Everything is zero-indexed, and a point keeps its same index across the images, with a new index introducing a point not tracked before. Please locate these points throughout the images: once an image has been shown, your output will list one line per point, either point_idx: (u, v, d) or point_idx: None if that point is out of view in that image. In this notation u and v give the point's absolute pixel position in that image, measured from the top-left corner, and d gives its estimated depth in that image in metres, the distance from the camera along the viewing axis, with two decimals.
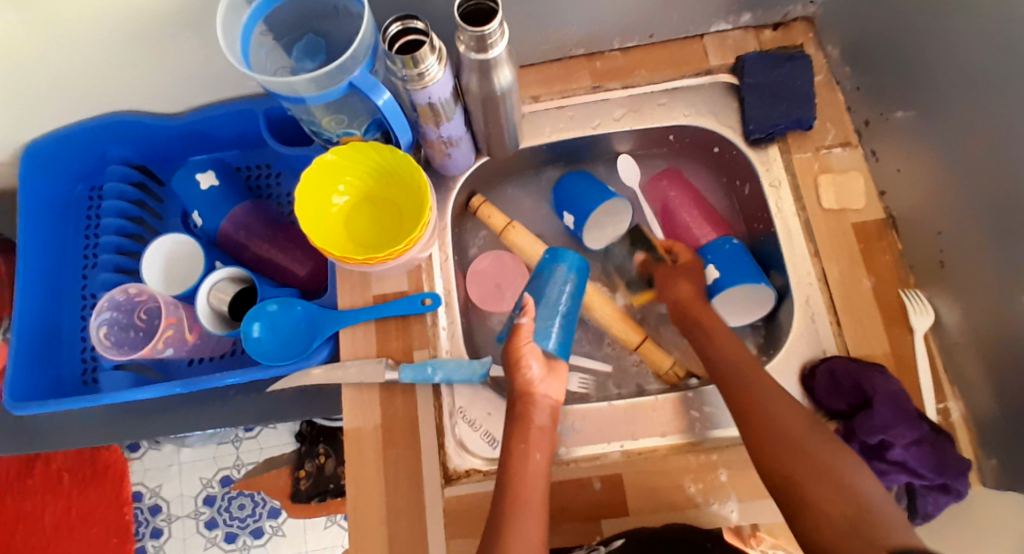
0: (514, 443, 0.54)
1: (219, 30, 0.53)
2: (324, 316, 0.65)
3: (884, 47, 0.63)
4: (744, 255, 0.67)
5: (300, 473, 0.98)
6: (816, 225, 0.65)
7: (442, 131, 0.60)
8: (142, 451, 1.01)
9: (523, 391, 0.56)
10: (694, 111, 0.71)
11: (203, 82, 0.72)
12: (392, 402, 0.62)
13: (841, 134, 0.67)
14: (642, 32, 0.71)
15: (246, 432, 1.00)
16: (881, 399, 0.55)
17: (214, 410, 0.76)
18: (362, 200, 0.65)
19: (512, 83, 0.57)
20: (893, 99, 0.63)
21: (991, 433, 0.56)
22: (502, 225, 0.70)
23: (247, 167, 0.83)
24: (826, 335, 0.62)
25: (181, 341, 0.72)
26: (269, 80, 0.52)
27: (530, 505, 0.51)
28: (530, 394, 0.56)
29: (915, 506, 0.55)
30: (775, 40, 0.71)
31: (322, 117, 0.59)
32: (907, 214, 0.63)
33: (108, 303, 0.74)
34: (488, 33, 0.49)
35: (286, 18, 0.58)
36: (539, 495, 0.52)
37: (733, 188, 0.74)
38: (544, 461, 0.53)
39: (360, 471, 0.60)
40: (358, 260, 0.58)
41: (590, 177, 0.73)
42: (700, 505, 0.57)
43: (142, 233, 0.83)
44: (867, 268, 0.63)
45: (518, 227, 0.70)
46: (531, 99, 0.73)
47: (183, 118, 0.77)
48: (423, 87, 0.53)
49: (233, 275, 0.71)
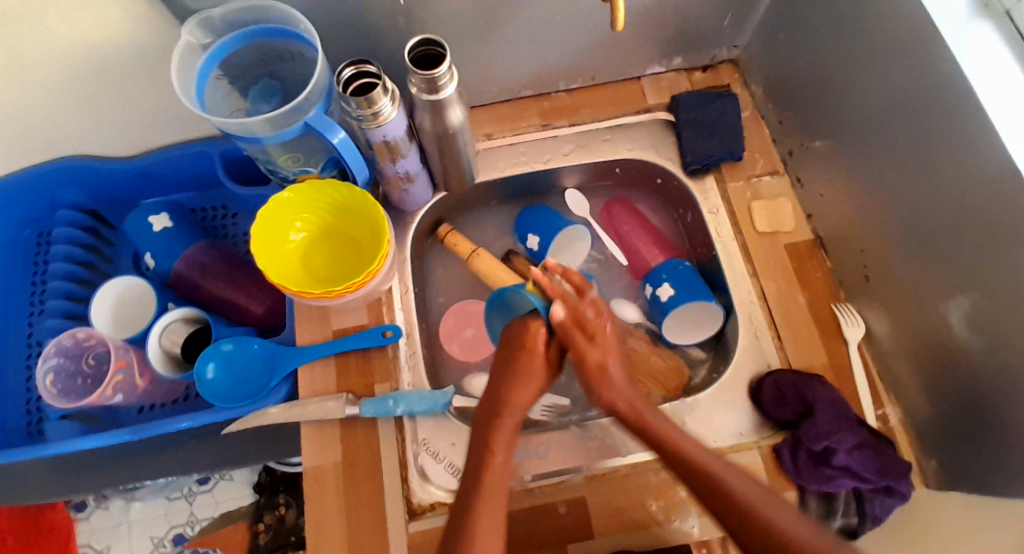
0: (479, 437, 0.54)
1: (174, 74, 0.54)
2: (281, 353, 0.64)
3: (797, 86, 0.70)
4: (695, 276, 0.70)
5: (258, 527, 0.94)
6: (753, 247, 0.70)
7: (398, 166, 0.62)
8: (89, 510, 0.96)
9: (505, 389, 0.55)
10: (636, 145, 0.75)
11: (161, 124, 0.74)
12: (354, 437, 0.61)
13: (770, 164, 0.74)
14: (584, 75, 0.76)
15: (200, 486, 0.96)
16: (823, 406, 0.58)
17: (167, 458, 0.73)
18: (319, 236, 0.66)
19: (463, 121, 0.61)
20: (810, 130, 0.70)
21: (927, 433, 0.59)
22: (469, 252, 0.72)
23: (202, 209, 0.83)
24: (770, 350, 0.65)
25: (131, 386, 0.70)
26: (223, 121, 0.53)
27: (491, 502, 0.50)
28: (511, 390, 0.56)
29: (864, 511, 0.56)
30: (705, 79, 0.79)
31: (278, 156, 0.61)
32: (834, 234, 0.68)
33: (55, 349, 0.71)
34: (437, 76, 0.52)
35: (242, 63, 0.60)
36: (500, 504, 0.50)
37: (677, 217, 0.79)
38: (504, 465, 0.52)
39: (322, 510, 0.59)
40: (315, 294, 0.58)
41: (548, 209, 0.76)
42: (663, 522, 0.58)
43: (91, 277, 0.82)
44: (801, 285, 0.68)
45: (484, 253, 0.72)
46: (484, 137, 0.76)
47: (138, 162, 0.77)
48: (378, 126, 0.55)
49: (186, 315, 0.70)
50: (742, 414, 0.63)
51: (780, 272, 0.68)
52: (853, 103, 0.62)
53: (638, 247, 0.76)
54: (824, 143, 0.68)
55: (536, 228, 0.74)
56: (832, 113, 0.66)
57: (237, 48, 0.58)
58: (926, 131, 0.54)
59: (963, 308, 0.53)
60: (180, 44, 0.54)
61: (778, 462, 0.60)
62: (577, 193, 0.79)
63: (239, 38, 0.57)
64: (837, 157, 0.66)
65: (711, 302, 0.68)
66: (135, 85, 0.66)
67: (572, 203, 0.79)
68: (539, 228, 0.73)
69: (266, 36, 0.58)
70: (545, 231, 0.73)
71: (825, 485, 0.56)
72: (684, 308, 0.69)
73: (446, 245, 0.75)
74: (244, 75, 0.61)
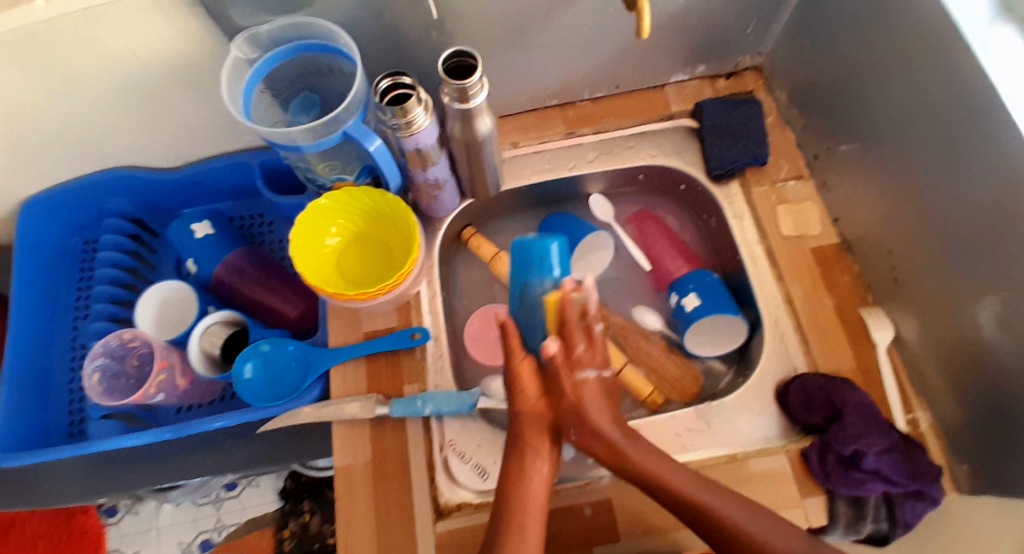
0: (512, 466, 0.53)
1: (223, 86, 0.57)
2: (313, 354, 0.66)
3: (823, 90, 0.70)
4: (721, 288, 0.71)
5: (284, 534, 0.96)
6: (778, 251, 0.70)
7: (428, 174, 0.64)
8: (120, 515, 0.99)
9: (523, 413, 0.54)
10: (660, 152, 0.77)
11: (202, 135, 0.77)
12: (384, 437, 0.63)
13: (795, 168, 0.74)
14: (609, 83, 0.78)
15: (227, 492, 0.99)
16: (852, 410, 0.58)
17: (204, 458, 0.75)
18: (353, 241, 0.68)
19: (492, 130, 0.62)
20: (836, 135, 0.70)
21: (959, 439, 0.59)
22: (491, 255, 0.74)
23: (240, 217, 0.86)
24: (797, 354, 0.66)
25: (173, 386, 0.73)
26: (267, 130, 0.55)
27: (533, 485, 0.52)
28: (532, 413, 0.54)
29: (894, 516, 0.55)
30: (729, 86, 0.80)
31: (317, 164, 0.63)
32: (859, 237, 0.68)
33: (102, 349, 0.74)
34: (469, 86, 0.54)
35: (284, 77, 0.63)
36: (537, 523, 0.50)
37: (701, 223, 0.79)
38: (543, 484, 0.52)
39: (351, 510, 0.60)
40: (350, 296, 0.60)
41: (575, 217, 0.78)
42: (689, 526, 0.58)
43: (136, 283, 0.86)
44: (828, 289, 0.68)
45: (507, 257, 0.74)
46: (510, 145, 0.78)
47: (180, 172, 0.80)
48: (411, 134, 0.57)
49: (225, 318, 0.73)
50: (768, 418, 0.64)
51: (807, 276, 0.69)
52: (879, 107, 0.62)
53: (663, 256, 0.76)
54: (849, 147, 0.68)
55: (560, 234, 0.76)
56: (858, 118, 0.66)
57: (280, 64, 0.61)
58: (955, 132, 0.54)
59: (995, 309, 0.53)
60: (228, 58, 0.57)
61: (806, 466, 0.59)
62: (603, 198, 0.80)
63: (282, 53, 0.60)
64: (862, 161, 0.66)
65: (735, 315, 0.68)
66: (181, 99, 0.70)
67: (595, 206, 0.80)
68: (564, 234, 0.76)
69: (308, 51, 0.60)
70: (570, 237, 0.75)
71: (855, 489, 0.56)
72: (709, 320, 0.69)
73: (469, 248, 0.78)
74: (284, 88, 0.64)
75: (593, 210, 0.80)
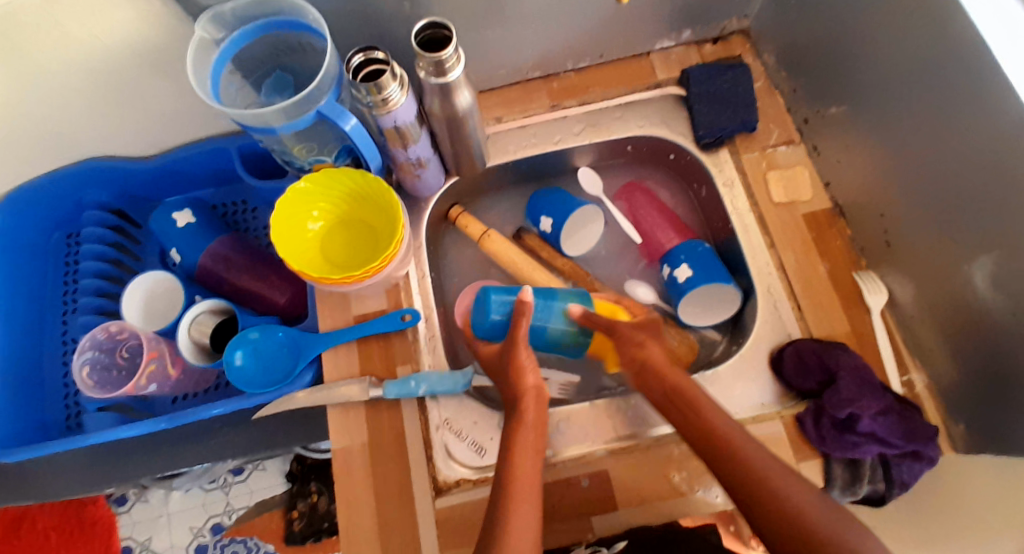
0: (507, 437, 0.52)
1: (189, 68, 0.55)
2: (306, 339, 0.66)
3: (811, 51, 0.68)
4: (714, 257, 0.70)
5: (292, 514, 0.97)
6: (769, 218, 0.69)
7: (410, 152, 0.63)
8: (129, 504, 1.00)
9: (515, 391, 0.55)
10: (648, 122, 0.75)
11: (180, 121, 0.75)
12: (378, 418, 0.63)
13: (785, 133, 0.73)
14: (593, 53, 0.76)
15: (235, 477, 1.00)
16: (846, 374, 0.58)
17: (203, 446, 0.76)
18: (336, 224, 0.67)
19: (472, 104, 0.61)
20: (826, 97, 0.68)
21: (953, 399, 0.59)
22: (480, 233, 0.73)
23: (223, 205, 0.85)
24: (789, 320, 0.65)
25: (164, 376, 0.73)
26: (238, 112, 0.54)
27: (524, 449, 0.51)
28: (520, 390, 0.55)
29: (891, 477, 0.56)
30: (716, 52, 0.77)
31: (293, 146, 0.62)
32: (851, 201, 0.67)
33: (90, 342, 0.74)
34: (444, 58, 0.53)
35: (254, 57, 0.61)
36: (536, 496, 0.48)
37: (692, 192, 0.78)
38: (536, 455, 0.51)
39: (350, 490, 0.61)
40: (334, 279, 0.60)
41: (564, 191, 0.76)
42: (685, 493, 0.59)
43: (120, 275, 0.85)
44: (820, 254, 0.67)
45: (495, 235, 0.73)
46: (495, 120, 0.77)
47: (158, 161, 0.79)
48: (388, 112, 0.56)
49: (212, 307, 0.73)
50: (761, 385, 0.63)
51: (798, 242, 0.68)
52: (868, 65, 0.61)
53: (653, 229, 0.75)
54: (839, 109, 0.66)
55: (549, 209, 0.74)
56: (847, 79, 0.64)
57: (249, 42, 0.59)
58: (944, 92, 0.52)
59: (987, 267, 0.52)
60: (194, 39, 0.56)
61: (801, 430, 0.59)
62: (591, 170, 0.79)
63: (250, 32, 0.58)
64: (853, 123, 0.65)
65: (729, 284, 0.68)
66: (155, 87, 0.68)
67: (585, 180, 0.79)
68: (552, 209, 0.74)
69: (277, 27, 0.59)
70: (559, 211, 0.73)
71: (849, 452, 0.56)
72: (701, 290, 0.68)
73: (457, 228, 0.76)
74: (256, 68, 0.62)
75: (581, 182, 0.79)
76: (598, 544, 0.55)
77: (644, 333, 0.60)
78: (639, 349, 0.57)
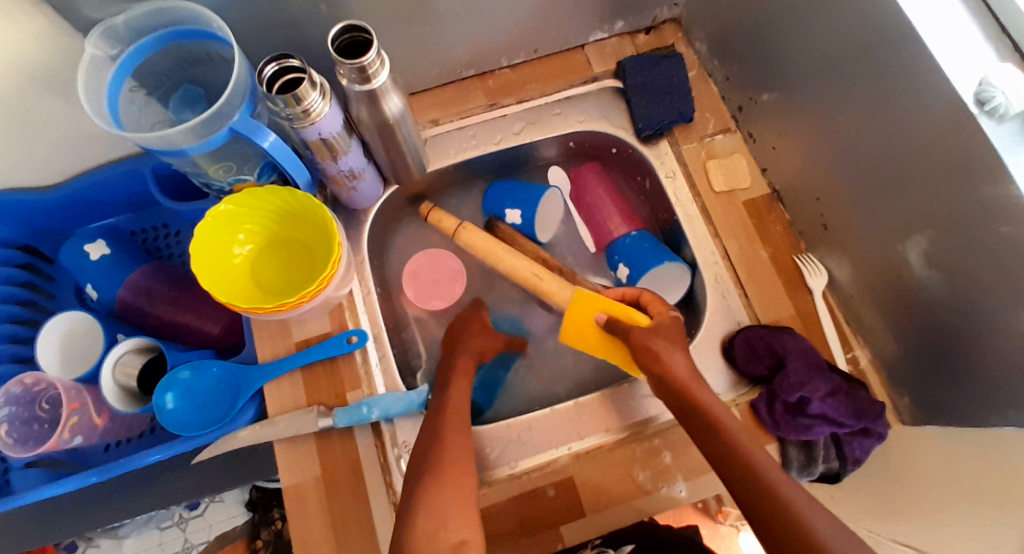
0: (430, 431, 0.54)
1: (80, 89, 0.50)
2: (244, 372, 0.62)
3: (741, 38, 0.68)
4: (645, 241, 0.71)
5: (257, 543, 0.90)
6: (711, 207, 0.69)
7: (341, 164, 0.60)
8: (79, 551, 0.90)
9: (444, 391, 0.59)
10: (586, 117, 0.74)
11: (86, 145, 0.69)
12: (330, 448, 0.60)
13: (722, 122, 0.73)
14: (526, 49, 0.74)
15: (190, 512, 0.93)
16: (794, 357, 0.58)
17: (145, 493, 0.71)
18: (265, 247, 0.63)
19: (403, 110, 0.58)
20: (757, 84, 0.69)
21: (896, 374, 0.60)
22: (453, 228, 0.71)
23: (142, 231, 0.80)
24: (738, 308, 0.65)
25: (90, 427, 0.68)
26: (140, 135, 0.49)
27: (454, 448, 0.51)
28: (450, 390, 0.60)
29: (843, 454, 0.56)
30: (649, 42, 0.77)
31: (209, 167, 0.58)
32: (788, 186, 0.68)
33: (5, 398, 0.68)
34: (366, 64, 0.50)
35: (156, 72, 0.56)
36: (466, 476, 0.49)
37: (635, 184, 0.78)
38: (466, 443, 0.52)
39: (306, 529, 0.57)
40: (269, 308, 0.56)
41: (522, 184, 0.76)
42: (651, 491, 0.58)
43: (35, 316, 0.77)
44: (763, 240, 0.68)
45: (472, 227, 0.71)
46: (431, 124, 0.74)
47: (66, 190, 0.73)
48: (311, 124, 0.53)
49: (138, 345, 0.67)
50: (716, 374, 0.64)
51: (741, 230, 0.68)
52: (799, 51, 0.61)
53: (603, 220, 0.74)
54: (771, 95, 0.67)
55: (517, 200, 0.73)
56: (777, 66, 0.65)
57: (149, 57, 0.54)
58: (872, 74, 0.53)
59: (921, 247, 0.53)
60: (84, 56, 0.51)
61: (757, 417, 0.59)
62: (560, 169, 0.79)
63: (148, 45, 0.53)
64: (785, 108, 0.65)
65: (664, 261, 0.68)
66: (49, 111, 0.62)
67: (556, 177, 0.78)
68: (517, 198, 0.73)
69: (178, 38, 0.54)
70: (528, 201, 0.73)
71: (804, 435, 0.56)
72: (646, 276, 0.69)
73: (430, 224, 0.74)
74: (160, 84, 0.57)
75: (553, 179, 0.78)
76: (603, 545, 0.55)
77: (663, 339, 0.57)
78: (654, 364, 0.55)
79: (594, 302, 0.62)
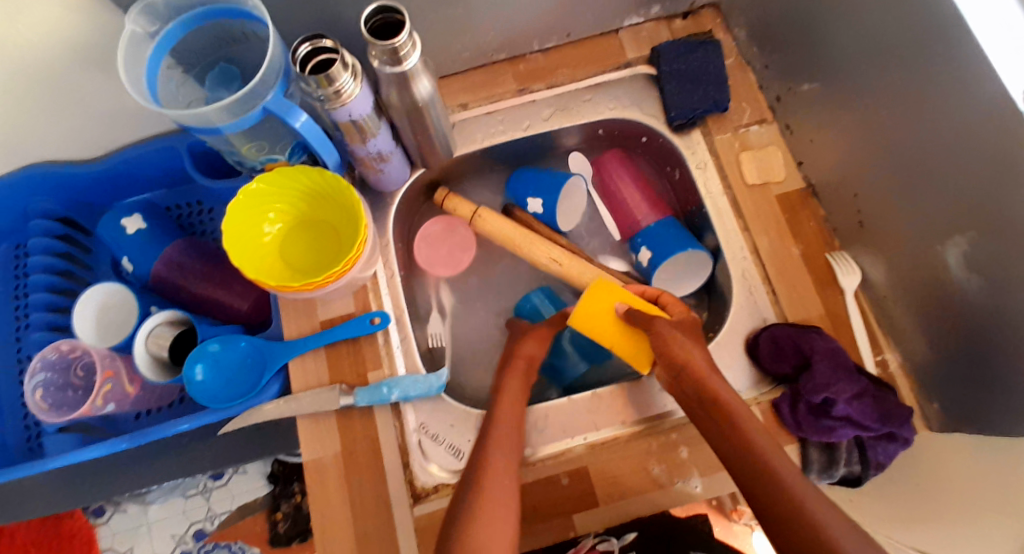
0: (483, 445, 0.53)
1: (120, 66, 0.51)
2: (269, 349, 0.63)
3: (783, 25, 0.66)
4: (670, 227, 0.70)
5: (277, 515, 0.93)
6: (742, 200, 0.68)
7: (370, 147, 0.60)
8: (108, 514, 0.95)
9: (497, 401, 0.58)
10: (618, 104, 0.73)
11: (124, 121, 0.71)
12: (351, 426, 0.61)
13: (757, 112, 0.71)
14: (559, 32, 0.73)
15: (214, 481, 0.95)
16: (820, 357, 0.57)
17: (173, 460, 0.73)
18: (296, 226, 0.64)
19: (433, 93, 0.58)
20: (798, 74, 0.66)
21: (928, 379, 0.59)
22: (471, 214, 0.72)
23: (176, 206, 0.81)
24: (764, 305, 0.64)
25: (122, 395, 0.71)
26: (176, 113, 0.50)
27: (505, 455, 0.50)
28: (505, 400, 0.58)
29: (866, 458, 0.55)
30: (686, 27, 0.74)
31: (242, 145, 0.59)
32: (824, 181, 0.66)
33: (41, 364, 0.71)
34: (398, 45, 0.49)
35: (194, 50, 0.57)
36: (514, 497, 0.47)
37: (665, 174, 0.77)
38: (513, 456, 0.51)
39: (324, 504, 0.59)
40: (295, 287, 0.57)
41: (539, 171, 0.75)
42: (666, 485, 0.58)
43: (73, 287, 0.80)
44: (794, 236, 0.66)
45: (488, 213, 0.71)
46: (460, 107, 0.73)
47: (104, 164, 0.74)
48: (342, 105, 0.53)
49: (169, 318, 0.69)
50: (738, 371, 0.63)
51: (773, 225, 0.66)
52: (843, 40, 0.59)
53: (631, 210, 0.73)
54: (812, 86, 0.65)
55: (535, 190, 0.73)
56: (820, 56, 0.62)
57: (186, 35, 0.55)
58: (919, 66, 0.51)
59: (962, 249, 0.51)
60: (124, 33, 0.51)
61: (779, 417, 0.59)
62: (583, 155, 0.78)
63: (186, 23, 0.54)
64: (826, 100, 0.63)
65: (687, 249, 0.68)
66: (90, 86, 0.63)
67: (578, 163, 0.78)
68: (538, 188, 0.73)
69: (215, 16, 0.55)
70: (546, 189, 0.72)
71: (825, 437, 0.56)
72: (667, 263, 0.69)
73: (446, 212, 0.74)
74: (197, 62, 0.58)
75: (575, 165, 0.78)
76: (606, 533, 0.57)
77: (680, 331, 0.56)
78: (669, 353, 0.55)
79: (612, 291, 0.61)
